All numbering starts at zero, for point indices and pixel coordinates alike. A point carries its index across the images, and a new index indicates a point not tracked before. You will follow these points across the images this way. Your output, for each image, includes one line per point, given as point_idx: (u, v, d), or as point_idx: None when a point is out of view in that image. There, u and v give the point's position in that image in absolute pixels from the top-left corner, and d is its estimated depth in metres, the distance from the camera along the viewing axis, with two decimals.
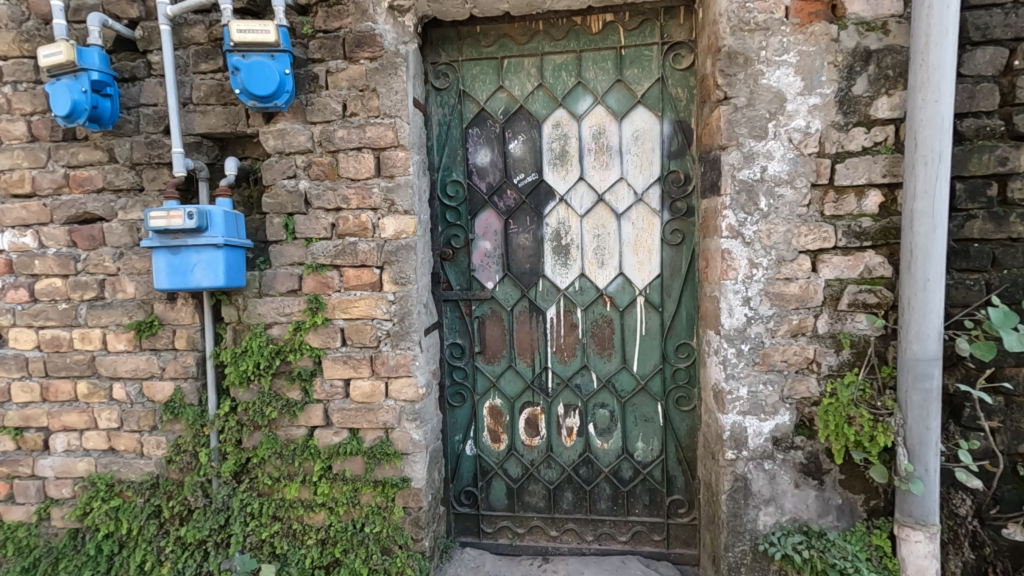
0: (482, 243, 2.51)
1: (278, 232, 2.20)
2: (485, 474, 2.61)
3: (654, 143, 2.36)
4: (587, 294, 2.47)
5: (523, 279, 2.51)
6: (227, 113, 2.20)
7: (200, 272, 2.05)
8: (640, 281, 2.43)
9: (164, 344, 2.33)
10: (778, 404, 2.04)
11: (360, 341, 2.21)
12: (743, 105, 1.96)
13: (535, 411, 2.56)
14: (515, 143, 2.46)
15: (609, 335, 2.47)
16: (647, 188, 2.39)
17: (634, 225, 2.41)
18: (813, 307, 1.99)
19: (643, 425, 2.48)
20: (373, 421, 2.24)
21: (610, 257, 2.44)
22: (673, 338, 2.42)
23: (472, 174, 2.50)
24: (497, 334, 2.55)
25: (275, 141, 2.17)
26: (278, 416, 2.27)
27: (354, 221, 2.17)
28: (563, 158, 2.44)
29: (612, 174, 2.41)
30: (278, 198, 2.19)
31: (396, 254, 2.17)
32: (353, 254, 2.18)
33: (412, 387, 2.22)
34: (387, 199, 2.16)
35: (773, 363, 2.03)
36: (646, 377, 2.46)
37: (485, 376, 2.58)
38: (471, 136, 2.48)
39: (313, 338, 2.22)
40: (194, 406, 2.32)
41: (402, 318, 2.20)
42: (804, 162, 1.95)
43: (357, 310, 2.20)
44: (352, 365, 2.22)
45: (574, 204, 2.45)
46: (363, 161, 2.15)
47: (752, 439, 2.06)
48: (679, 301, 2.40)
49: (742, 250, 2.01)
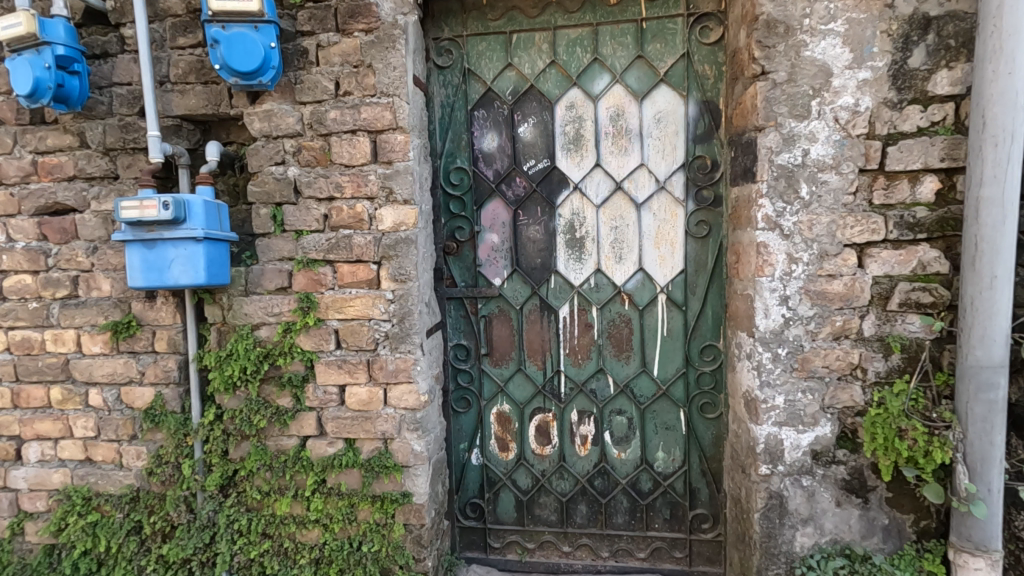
0: (489, 236, 2.31)
1: (265, 224, 2.01)
2: (493, 485, 2.43)
3: (678, 126, 2.15)
4: (603, 291, 2.27)
5: (533, 275, 2.31)
6: (208, 92, 1.99)
7: (178, 268, 1.85)
8: (662, 278, 2.22)
9: (143, 347, 2.13)
10: (818, 415, 1.84)
11: (356, 344, 2.01)
12: (783, 80, 1.75)
13: (546, 417, 2.36)
14: (525, 127, 2.25)
15: (627, 336, 2.27)
16: (669, 175, 2.17)
17: (656, 215, 2.20)
18: (859, 307, 1.79)
19: (665, 434, 2.29)
20: (371, 431, 2.05)
21: (629, 251, 2.24)
22: (697, 339, 2.22)
23: (478, 160, 2.29)
24: (505, 335, 2.35)
25: (261, 123, 1.97)
26: (268, 425, 2.09)
27: (348, 212, 1.97)
28: (577, 143, 2.23)
29: (631, 159, 2.20)
30: (265, 185, 1.99)
31: (395, 248, 1.97)
32: (348, 248, 1.98)
33: (413, 395, 2.03)
34: (385, 187, 1.95)
35: (813, 368, 1.82)
36: (668, 382, 2.26)
37: (492, 380, 2.38)
38: (477, 119, 2.27)
39: (305, 340, 2.03)
40: (177, 413, 2.13)
41: (402, 319, 2.00)
42: (852, 145, 1.73)
43: (352, 310, 2.00)
44: (348, 370, 2.03)
45: (589, 193, 2.24)
46: (357, 145, 1.94)
47: (789, 453, 1.86)
48: (705, 299, 2.20)
49: (781, 243, 1.80)
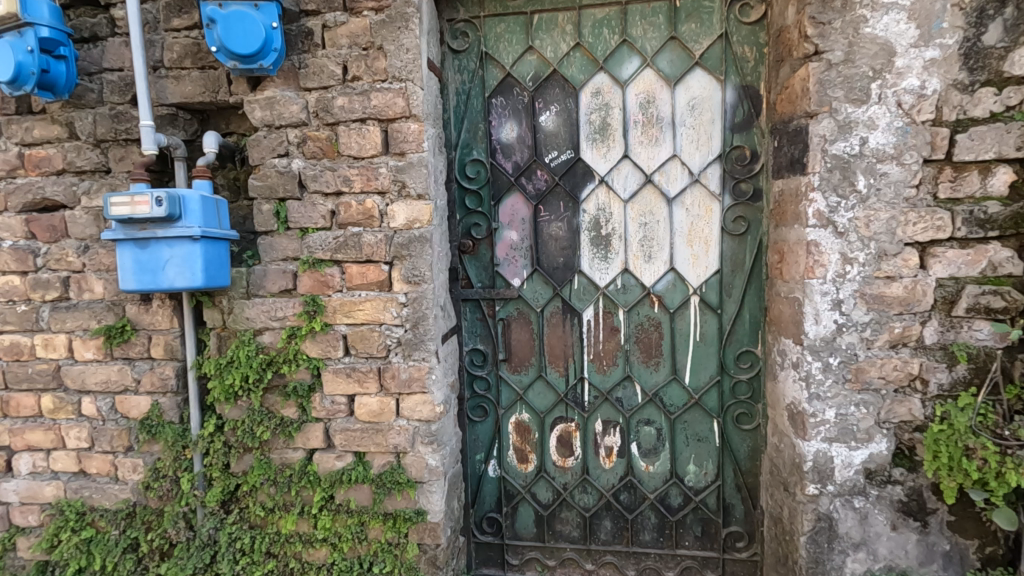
0: (508, 233, 2.16)
1: (268, 221, 1.86)
2: (511, 499, 2.28)
3: (713, 114, 1.98)
4: (631, 293, 2.11)
5: (554, 275, 2.15)
6: (205, 78, 1.83)
7: (173, 270, 1.70)
8: (695, 279, 2.06)
9: (139, 353, 1.99)
10: (873, 430, 1.68)
11: (366, 350, 1.86)
12: (840, 61, 1.58)
13: (568, 427, 2.21)
14: (547, 116, 2.09)
15: (656, 341, 2.11)
16: (704, 167, 2.01)
17: (688, 211, 2.04)
18: (920, 312, 1.62)
19: (696, 446, 2.13)
20: (382, 444, 1.90)
21: (660, 249, 2.07)
22: (733, 345, 2.05)
23: (496, 152, 2.13)
24: (525, 340, 2.20)
25: (263, 111, 1.81)
26: (271, 437, 1.95)
27: (357, 208, 1.81)
28: (603, 133, 2.06)
29: (662, 150, 2.03)
30: (266, 179, 1.83)
31: (408, 247, 1.81)
32: (357, 248, 1.82)
33: (428, 405, 1.87)
34: (397, 181, 1.79)
35: (869, 380, 1.66)
36: (701, 391, 2.10)
37: (510, 388, 2.23)
38: (495, 107, 2.11)
39: (311, 346, 1.88)
40: (175, 424, 1.99)
41: (416, 324, 1.84)
42: (917, 132, 1.56)
43: (362, 314, 1.85)
44: (357, 379, 1.88)
45: (616, 187, 2.07)
46: (367, 135, 1.78)
47: (840, 472, 1.70)
48: (742, 301, 2.03)
49: (834, 242, 1.63)
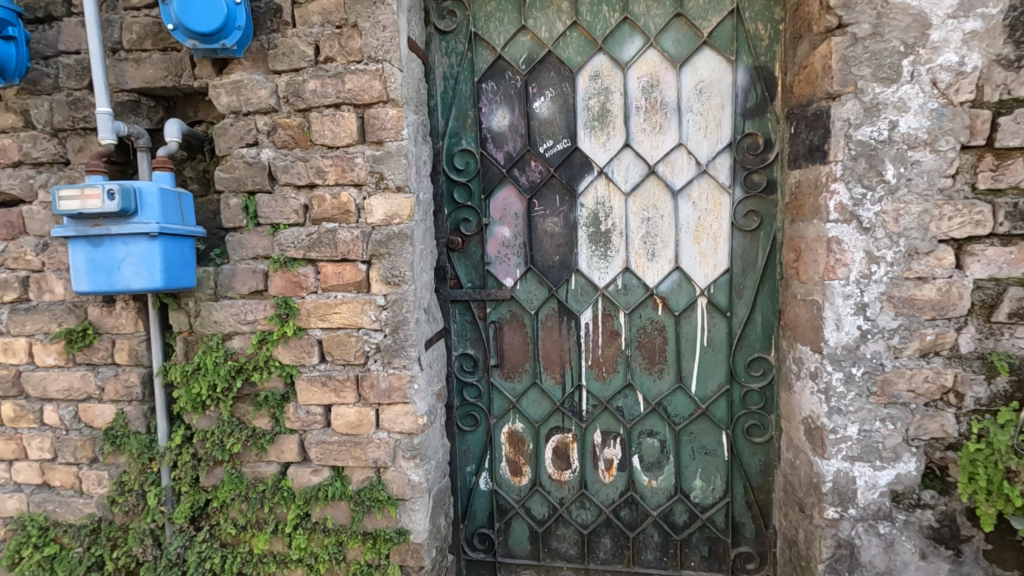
0: (500, 229, 2.00)
1: (236, 217, 1.71)
2: (504, 514, 2.13)
3: (723, 98, 1.81)
4: (633, 294, 1.95)
5: (550, 274, 1.99)
6: (167, 60, 1.68)
7: (129, 270, 1.55)
8: (703, 278, 1.89)
9: (102, 359, 1.86)
10: (900, 448, 1.51)
11: (343, 357, 1.71)
12: (867, 35, 1.40)
13: (565, 438, 2.05)
14: (541, 102, 1.92)
15: (660, 346, 1.95)
16: (713, 156, 1.83)
17: (696, 205, 1.87)
18: (955, 317, 1.45)
19: (703, 459, 1.97)
20: (361, 458, 1.75)
21: (664, 247, 1.90)
22: (744, 350, 1.89)
23: (487, 141, 1.97)
24: (518, 344, 2.04)
25: (229, 97, 1.66)
26: (243, 449, 1.81)
27: (332, 201, 1.66)
28: (603, 120, 1.89)
29: (667, 138, 1.86)
30: (234, 171, 1.69)
31: (387, 244, 1.66)
32: (332, 245, 1.67)
33: (410, 417, 1.72)
34: (375, 172, 1.64)
35: (896, 393, 1.49)
36: (708, 400, 1.93)
37: (503, 395, 2.07)
38: (485, 93, 1.95)
39: (283, 352, 1.74)
40: (142, 434, 1.86)
41: (396, 329, 1.69)
42: (953, 114, 1.38)
43: (338, 318, 1.70)
44: (333, 388, 1.73)
45: (617, 179, 1.91)
46: (342, 122, 1.62)
47: (863, 495, 1.53)
48: (754, 303, 1.86)
49: (858, 238, 1.46)
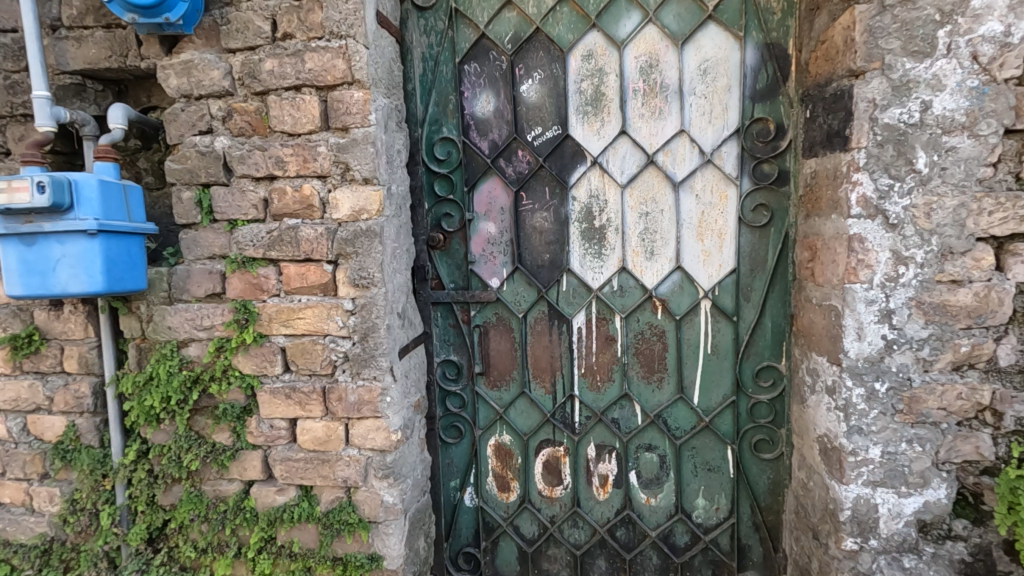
0: (484, 225, 1.83)
1: (189, 212, 1.55)
2: (490, 532, 1.98)
3: (730, 80, 1.62)
4: (630, 296, 1.78)
5: (539, 274, 1.82)
6: (111, 38, 1.52)
7: (65, 272, 1.39)
8: (707, 279, 1.71)
9: (51, 367, 1.70)
10: (929, 473, 1.33)
11: (308, 367, 1.56)
12: (896, 1, 1.22)
13: (556, 452, 1.89)
14: (529, 85, 1.75)
15: (660, 353, 1.78)
16: (719, 144, 1.65)
17: (698, 198, 1.69)
18: (994, 326, 1.27)
19: (707, 476, 1.80)
20: (330, 477, 1.60)
21: (664, 244, 1.73)
22: (751, 358, 1.72)
23: (469, 129, 1.80)
24: (505, 350, 1.88)
25: (179, 79, 1.50)
26: (202, 466, 1.66)
27: (293, 195, 1.50)
28: (597, 104, 1.71)
29: (667, 124, 1.68)
30: (186, 161, 1.52)
31: (354, 243, 1.49)
32: (294, 243, 1.51)
33: (382, 433, 1.56)
34: (340, 162, 1.47)
35: (925, 411, 1.31)
36: (712, 413, 1.77)
37: (489, 405, 1.91)
38: (468, 75, 1.77)
39: (243, 361, 1.58)
40: (95, 448, 1.71)
41: (365, 336, 1.53)
42: (997, 93, 1.20)
43: (302, 323, 1.54)
44: (298, 401, 1.57)
45: (612, 169, 1.73)
46: (303, 106, 1.46)
47: (886, 524, 1.36)
48: (762, 307, 1.69)
49: (883, 236, 1.28)
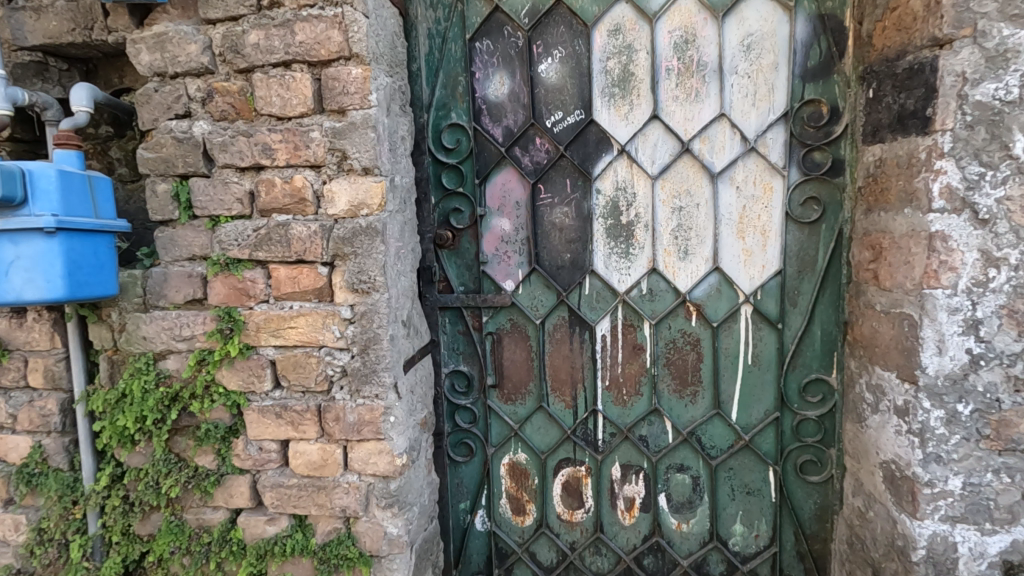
0: (497, 221, 1.64)
1: (164, 207, 1.36)
2: (504, 559, 1.80)
3: (777, 57, 1.44)
4: (661, 300, 1.59)
5: (559, 276, 1.64)
6: (73, 8, 1.34)
7: (19, 276, 1.20)
8: (748, 282, 1.53)
9: (14, 381, 1.52)
10: (1018, 508, 1.16)
11: (301, 382, 1.38)
12: None
13: (577, 472, 1.71)
14: (548, 65, 1.56)
15: (694, 364, 1.60)
16: (763, 129, 1.47)
17: (739, 191, 1.50)
18: None
19: (745, 500, 1.63)
20: (326, 507, 1.42)
21: (700, 242, 1.54)
22: (798, 370, 1.53)
23: (481, 114, 1.61)
24: (520, 360, 1.70)
25: (151, 54, 1.31)
26: (184, 493, 1.47)
27: (283, 187, 1.31)
28: (625, 85, 1.52)
29: (705, 107, 1.49)
30: (160, 149, 1.34)
31: (352, 242, 1.30)
32: (284, 243, 1.32)
33: (385, 457, 1.38)
34: (335, 149, 1.28)
35: (1016, 438, 1.13)
36: (752, 431, 1.58)
37: (502, 420, 1.73)
38: (479, 54, 1.58)
39: (228, 376, 1.40)
40: (64, 472, 1.52)
41: (365, 348, 1.34)
42: None
43: (293, 334, 1.36)
44: (290, 421, 1.39)
45: (642, 159, 1.54)
46: (293, 85, 1.27)
47: (967, 566, 1.18)
48: (811, 313, 1.51)
49: (971, 234, 1.10)
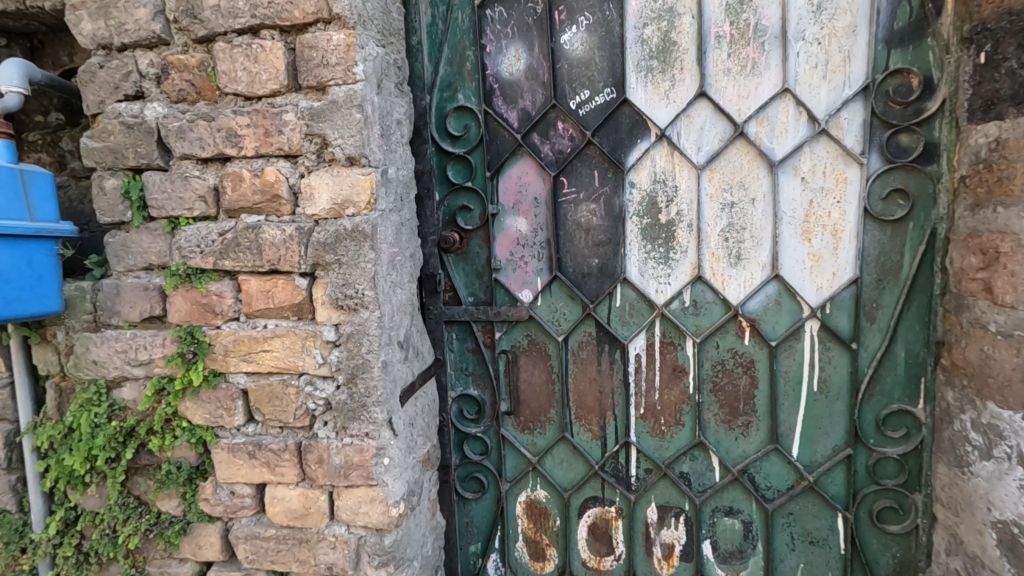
0: (512, 221, 1.40)
1: (113, 207, 1.13)
2: None
3: (856, 17, 1.17)
4: (706, 314, 1.34)
5: (585, 285, 1.39)
6: None
7: None
8: (815, 293, 1.27)
9: None
10: None
11: (278, 417, 1.15)
12: None
13: (605, 514, 1.47)
14: (573, 34, 1.31)
15: (747, 390, 1.34)
16: (837, 107, 1.20)
17: (805, 183, 1.24)
18: None
19: (808, 552, 1.36)
20: (310, 563, 1.19)
21: (755, 245, 1.28)
22: (876, 398, 1.27)
23: (493, 95, 1.36)
24: (540, 382, 1.45)
25: (92, 22, 1.08)
26: (145, 542, 1.25)
27: (253, 182, 1.08)
28: (665, 57, 1.27)
29: (764, 82, 1.23)
30: (107, 137, 1.11)
31: (337, 248, 1.07)
32: (255, 250, 1.09)
33: (379, 507, 1.15)
34: (315, 135, 1.05)
35: None
36: (818, 470, 1.33)
37: (518, 452, 1.49)
38: (491, 23, 1.34)
39: (193, 408, 1.17)
40: (11, 515, 1.27)
41: (353, 378, 1.11)
42: None
43: (268, 359, 1.13)
44: (266, 462, 1.17)
45: (684, 145, 1.29)
46: (262, 57, 1.04)
47: None
48: (894, 330, 1.24)
49: None
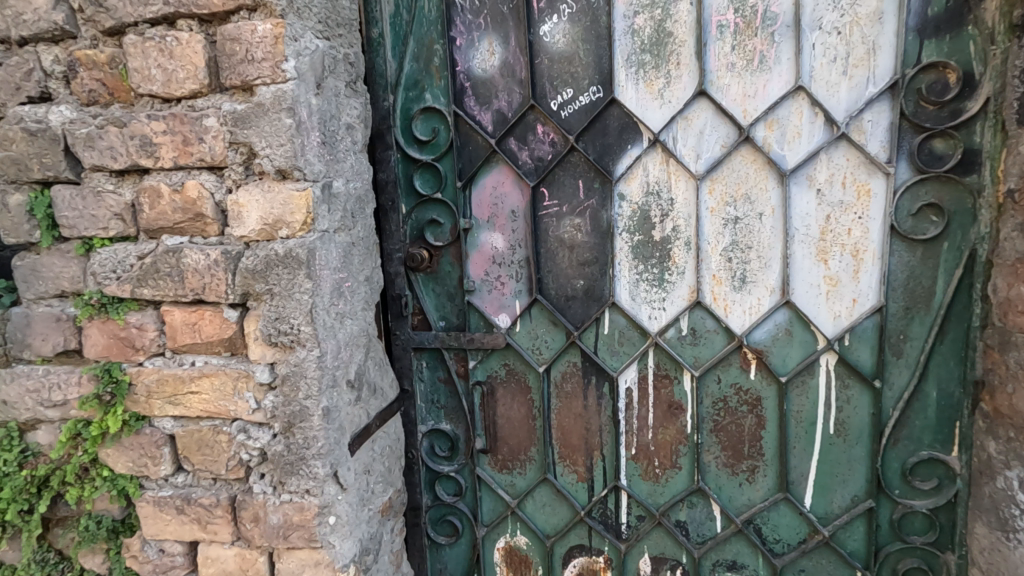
0: (487, 236, 1.24)
1: (18, 226, 0.98)
2: None
3: (883, 2, 0.99)
4: (707, 345, 1.17)
5: (569, 310, 1.23)
6: None
7: None
8: (831, 322, 1.10)
9: None
10: None
11: (208, 468, 1.00)
12: None
13: (592, 564, 1.31)
14: (553, 25, 1.14)
15: (754, 430, 1.17)
16: (860, 107, 1.03)
17: (821, 195, 1.07)
18: None
19: None
20: None
21: (762, 267, 1.12)
22: (903, 443, 1.10)
23: (464, 94, 1.20)
24: (519, 417, 1.29)
25: None
26: None
27: (173, 198, 0.92)
28: (659, 50, 1.10)
29: (773, 79, 1.06)
30: (8, 145, 0.96)
31: (269, 277, 0.91)
32: (176, 277, 0.94)
33: (324, 572, 1.00)
34: (242, 143, 0.89)
35: None
36: (834, 523, 1.16)
37: (495, 494, 1.33)
38: (461, 13, 1.18)
39: (115, 456, 1.02)
40: None
41: (291, 425, 0.96)
42: None
43: (195, 402, 0.98)
44: (196, 519, 1.01)
45: (681, 152, 1.12)
46: (179, 51, 0.88)
47: None
48: (925, 366, 1.07)
49: None
